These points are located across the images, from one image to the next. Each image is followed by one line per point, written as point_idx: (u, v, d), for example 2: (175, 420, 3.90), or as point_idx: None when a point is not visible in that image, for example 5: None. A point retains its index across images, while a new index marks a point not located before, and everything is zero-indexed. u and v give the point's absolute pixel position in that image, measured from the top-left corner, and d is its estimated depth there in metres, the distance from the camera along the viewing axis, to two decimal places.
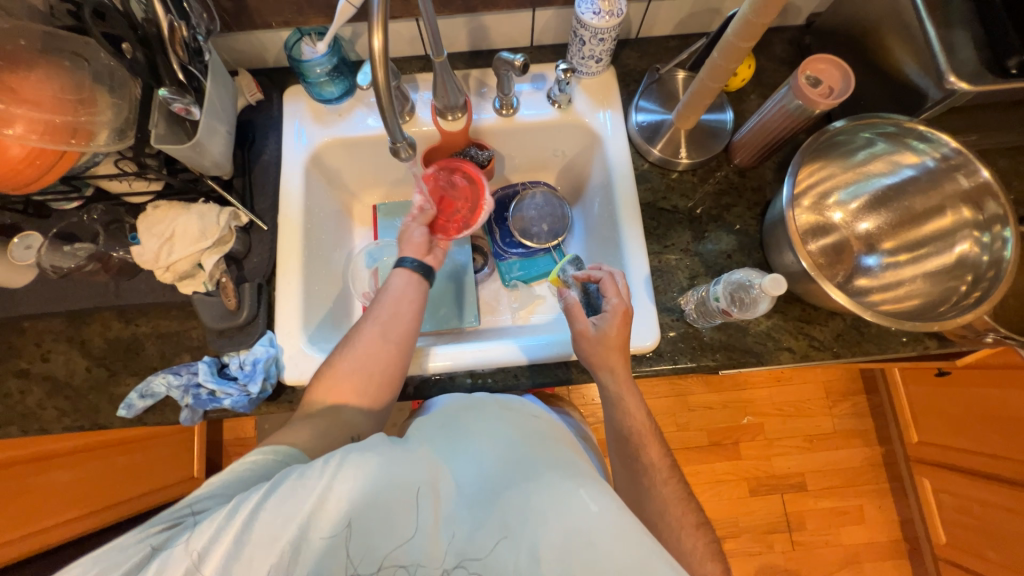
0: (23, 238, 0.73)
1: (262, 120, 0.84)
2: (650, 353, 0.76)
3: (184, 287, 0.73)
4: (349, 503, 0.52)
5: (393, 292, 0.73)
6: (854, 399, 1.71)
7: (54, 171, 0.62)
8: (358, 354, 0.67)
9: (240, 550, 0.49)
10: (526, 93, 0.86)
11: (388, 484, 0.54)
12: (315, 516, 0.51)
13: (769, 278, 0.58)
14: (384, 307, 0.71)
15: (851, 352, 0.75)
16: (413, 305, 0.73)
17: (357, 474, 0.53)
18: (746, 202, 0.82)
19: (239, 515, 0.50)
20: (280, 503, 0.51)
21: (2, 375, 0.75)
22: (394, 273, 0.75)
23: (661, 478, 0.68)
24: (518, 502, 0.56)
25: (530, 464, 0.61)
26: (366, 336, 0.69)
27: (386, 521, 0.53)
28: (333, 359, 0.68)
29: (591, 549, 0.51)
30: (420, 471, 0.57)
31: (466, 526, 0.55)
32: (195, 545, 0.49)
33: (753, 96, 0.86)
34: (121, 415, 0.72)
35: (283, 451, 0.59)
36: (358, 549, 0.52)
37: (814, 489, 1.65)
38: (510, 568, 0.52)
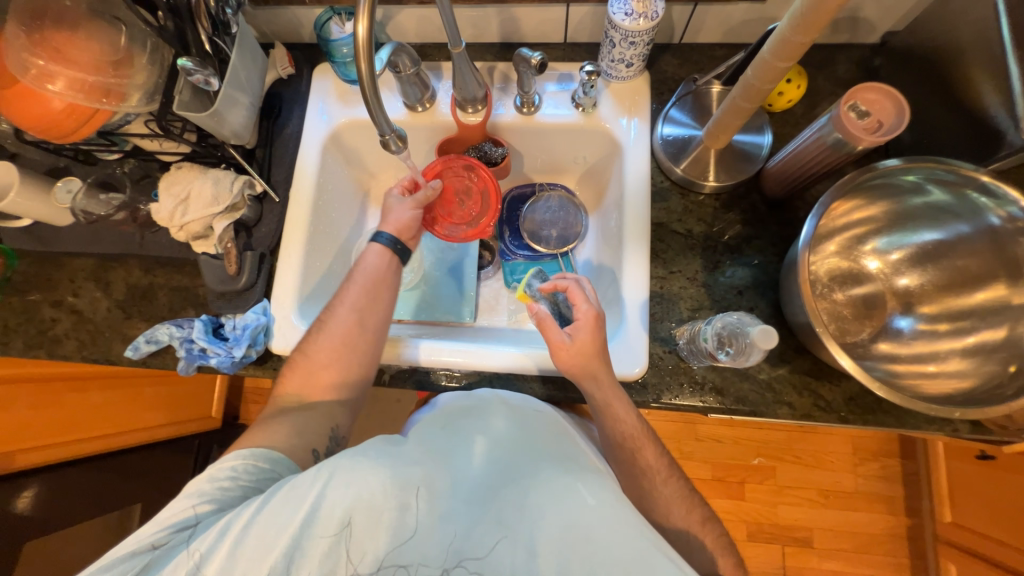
0: (64, 184, 0.79)
1: (290, 94, 0.87)
2: (634, 383, 0.72)
3: (198, 247, 0.77)
4: (345, 501, 0.53)
5: (368, 269, 0.74)
6: (885, 461, 1.56)
7: (90, 123, 0.67)
8: (330, 344, 0.70)
9: (241, 553, 0.52)
10: (550, 91, 0.83)
11: (384, 485, 0.54)
12: (313, 516, 0.52)
13: (760, 330, 0.52)
14: (356, 288, 0.73)
15: (862, 420, 0.67)
16: (386, 284, 0.75)
17: (348, 477, 0.54)
18: (771, 236, 0.74)
19: (228, 530, 0.53)
20: (276, 509, 0.53)
21: (40, 303, 0.83)
22: (368, 248, 0.76)
23: (661, 478, 0.69)
24: (517, 498, 0.58)
25: (528, 464, 0.63)
26: (339, 323, 0.71)
27: (384, 523, 0.53)
28: (305, 348, 0.71)
29: (589, 543, 0.52)
30: (416, 469, 0.57)
31: (463, 521, 0.55)
32: (195, 554, 0.53)
33: (802, 120, 0.78)
34: (128, 356, 0.78)
35: (260, 453, 0.63)
36: (358, 549, 0.52)
37: (821, 548, 1.53)
38: (509, 561, 0.53)
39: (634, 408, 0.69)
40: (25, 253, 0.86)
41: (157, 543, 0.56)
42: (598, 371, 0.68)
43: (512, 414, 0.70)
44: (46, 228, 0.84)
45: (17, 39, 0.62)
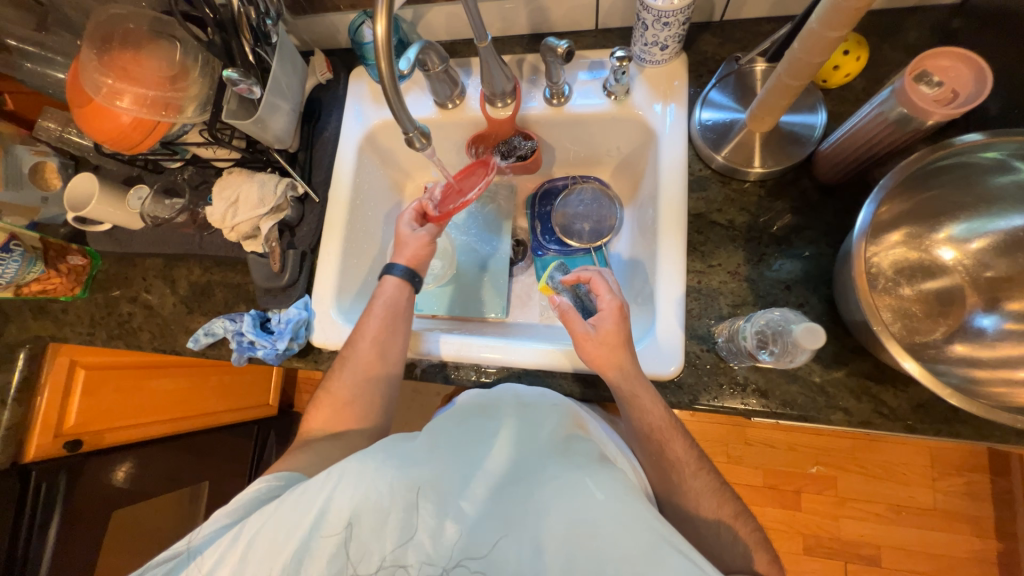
0: (137, 190, 0.89)
1: (328, 98, 0.90)
2: (669, 383, 0.69)
3: (248, 246, 0.82)
4: (352, 502, 0.57)
5: (386, 302, 0.77)
6: (971, 476, 1.39)
7: (153, 136, 0.73)
8: (350, 376, 0.74)
9: (253, 554, 0.56)
10: (580, 81, 0.80)
11: (392, 488, 0.58)
12: (323, 517, 0.57)
13: (803, 328, 0.48)
14: (374, 320, 0.75)
15: (932, 430, 0.60)
16: (404, 314, 0.77)
17: (357, 478, 0.58)
18: (825, 225, 0.68)
19: (242, 533, 0.57)
20: (290, 511, 0.58)
21: (119, 298, 0.93)
22: (383, 282, 0.79)
23: (690, 471, 0.66)
24: (523, 497, 0.61)
25: (533, 464, 0.64)
26: (360, 355, 0.74)
27: (387, 524, 0.57)
28: (330, 380, 0.76)
29: (594, 536, 0.54)
30: (421, 471, 0.60)
31: (471, 517, 0.58)
32: (210, 559, 0.57)
33: (863, 95, 0.70)
34: (190, 347, 0.86)
35: (286, 476, 0.66)
36: (360, 548, 0.57)
37: (890, 568, 1.39)
38: (514, 558, 0.56)
39: (662, 400, 0.67)
40: (106, 253, 0.96)
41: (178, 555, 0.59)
42: (621, 359, 0.66)
43: (520, 412, 0.69)
44: (123, 231, 0.94)
45: (91, 62, 0.69)
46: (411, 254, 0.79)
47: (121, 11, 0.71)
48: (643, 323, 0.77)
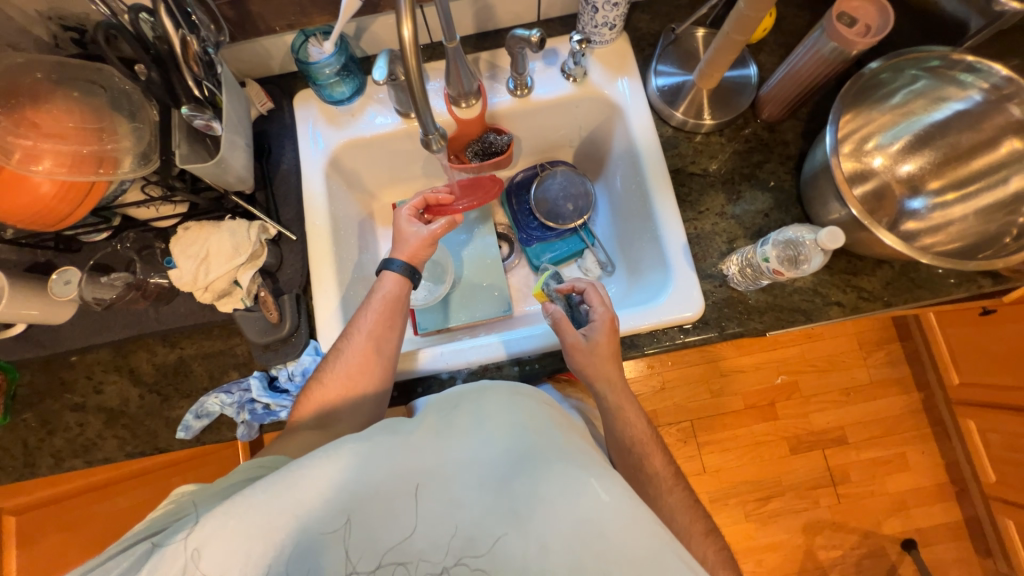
0: (61, 274, 0.73)
1: (276, 128, 0.84)
2: (694, 323, 0.75)
3: (224, 305, 0.73)
4: (343, 489, 0.46)
5: (384, 296, 0.73)
6: (889, 346, 1.68)
7: (86, 202, 0.62)
8: (347, 366, 0.69)
9: (235, 547, 0.44)
10: (539, 70, 0.84)
11: (388, 472, 0.47)
12: (314, 511, 0.46)
13: (825, 232, 0.60)
14: (369, 313, 0.72)
15: (901, 300, 0.74)
16: (401, 311, 0.74)
17: (340, 456, 0.48)
18: (779, 157, 0.79)
19: (232, 511, 0.45)
20: (274, 492, 0.46)
21: (60, 411, 0.76)
22: (382, 276, 0.76)
23: (667, 487, 0.66)
24: (525, 488, 0.46)
25: (541, 438, 0.50)
26: (354, 347, 0.69)
27: (381, 516, 0.46)
28: (323, 374, 0.69)
29: (601, 539, 0.44)
30: (417, 457, 0.48)
31: (472, 510, 0.46)
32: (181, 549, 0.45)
33: (775, 46, 0.83)
34: (180, 438, 0.73)
35: (267, 459, 0.60)
36: (351, 548, 0.45)
37: (855, 441, 1.64)
38: (519, 556, 0.44)
39: (644, 413, 0.71)
40: (25, 362, 0.78)
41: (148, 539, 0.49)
42: (609, 372, 0.69)
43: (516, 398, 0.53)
44: (44, 330, 0.77)
45: None
46: (410, 251, 0.77)
47: (12, 60, 0.59)
48: (652, 280, 0.82)
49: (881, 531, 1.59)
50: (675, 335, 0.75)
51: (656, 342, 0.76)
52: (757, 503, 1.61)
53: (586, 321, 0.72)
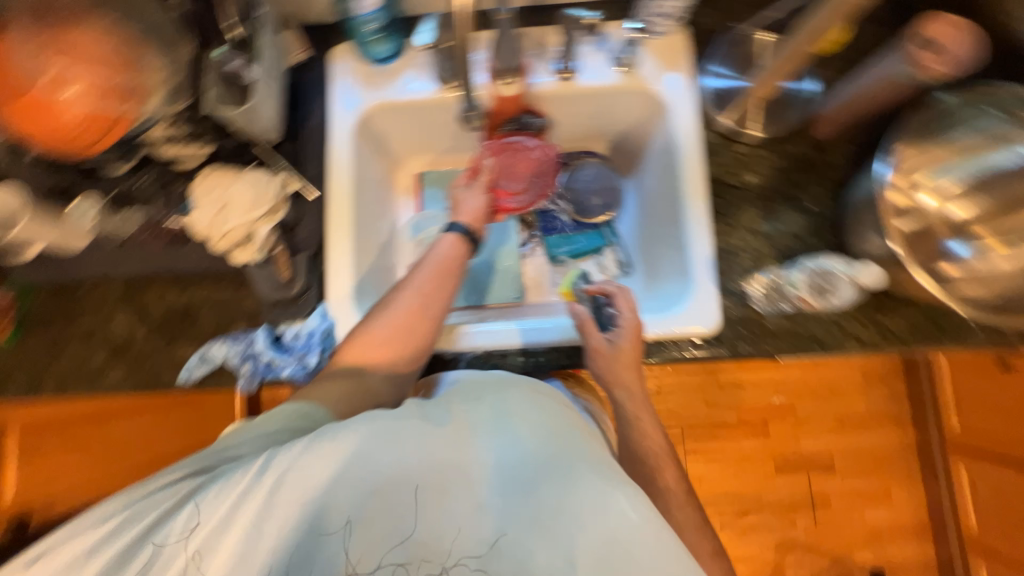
0: (79, 204, 0.71)
1: (309, 81, 0.81)
2: (707, 338, 0.73)
3: (238, 256, 0.71)
4: (380, 472, 0.48)
5: (438, 258, 0.71)
6: (893, 383, 1.66)
7: (108, 136, 0.59)
8: (393, 319, 0.66)
9: (273, 513, 0.47)
10: (587, 54, 0.80)
11: (423, 461, 0.49)
12: (352, 490, 0.48)
13: (867, 270, 0.67)
14: (423, 273, 0.69)
15: (923, 344, 0.72)
16: (455, 277, 0.71)
17: (376, 438, 0.49)
18: (822, 179, 0.76)
19: (272, 471, 0.47)
20: (312, 465, 0.47)
21: (67, 337, 0.77)
22: (441, 237, 0.74)
23: (678, 503, 0.64)
24: (553, 495, 0.48)
25: (565, 449, 0.51)
26: (402, 302, 0.67)
27: (416, 502, 0.49)
28: (370, 324, 0.66)
29: (625, 556, 0.45)
30: (450, 449, 0.50)
31: (500, 507, 0.49)
32: (223, 501, 0.47)
33: (838, 61, 0.79)
34: (182, 380, 0.74)
35: (311, 409, 0.59)
36: (384, 530, 0.48)
37: (841, 470, 1.64)
38: (542, 561, 0.46)
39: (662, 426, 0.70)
40: (37, 285, 0.78)
41: (188, 479, 0.50)
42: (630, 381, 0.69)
43: (539, 401, 0.55)
44: (58, 255, 0.77)
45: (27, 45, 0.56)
46: (471, 217, 0.76)
47: None
48: (670, 289, 0.80)
49: (852, 559, 1.61)
50: (685, 348, 0.73)
51: (662, 352, 0.73)
52: (733, 516, 1.63)
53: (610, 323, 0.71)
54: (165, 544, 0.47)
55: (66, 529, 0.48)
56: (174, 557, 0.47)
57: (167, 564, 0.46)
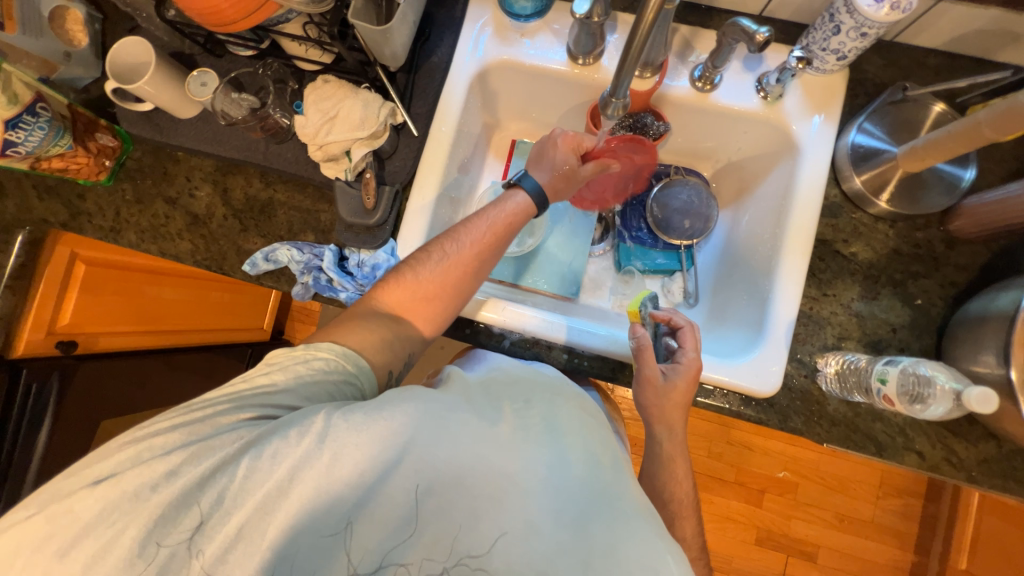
0: (200, 74, 0.74)
1: (443, 16, 0.79)
2: (761, 399, 0.69)
3: (328, 169, 0.73)
4: (432, 464, 0.46)
5: (504, 217, 0.68)
6: (908, 499, 1.57)
7: (249, 18, 0.60)
8: (445, 274, 0.63)
9: (330, 485, 0.45)
10: (733, 71, 0.75)
11: (472, 464, 0.47)
12: (398, 474, 0.46)
13: (978, 391, 0.53)
14: (486, 228, 0.66)
15: (988, 483, 0.66)
16: (511, 238, 0.69)
17: (427, 420, 0.47)
18: (941, 277, 0.70)
19: (327, 440, 0.46)
20: (366, 440, 0.46)
21: (154, 197, 0.80)
22: (513, 188, 0.71)
23: None
24: (601, 537, 0.45)
25: (614, 485, 0.49)
26: (457, 254, 0.64)
27: (459, 508, 0.46)
28: (414, 266, 0.63)
29: None
30: (500, 459, 0.47)
31: (546, 539, 0.45)
32: (283, 461, 0.45)
33: (1007, 155, 0.70)
34: (244, 270, 0.76)
35: (343, 356, 0.56)
36: (426, 526, 0.46)
37: (823, 565, 1.58)
38: None
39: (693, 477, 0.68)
40: (140, 140, 0.81)
41: (243, 426, 0.48)
42: (675, 423, 0.66)
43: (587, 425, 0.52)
44: (165, 117, 0.79)
45: None
46: (549, 179, 0.72)
47: None
48: (735, 339, 0.76)
49: None
50: (734, 401, 0.70)
51: (706, 397, 0.70)
52: None
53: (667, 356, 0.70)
54: (228, 492, 0.45)
55: (127, 457, 0.46)
56: (235, 507, 0.45)
57: (229, 513, 0.45)
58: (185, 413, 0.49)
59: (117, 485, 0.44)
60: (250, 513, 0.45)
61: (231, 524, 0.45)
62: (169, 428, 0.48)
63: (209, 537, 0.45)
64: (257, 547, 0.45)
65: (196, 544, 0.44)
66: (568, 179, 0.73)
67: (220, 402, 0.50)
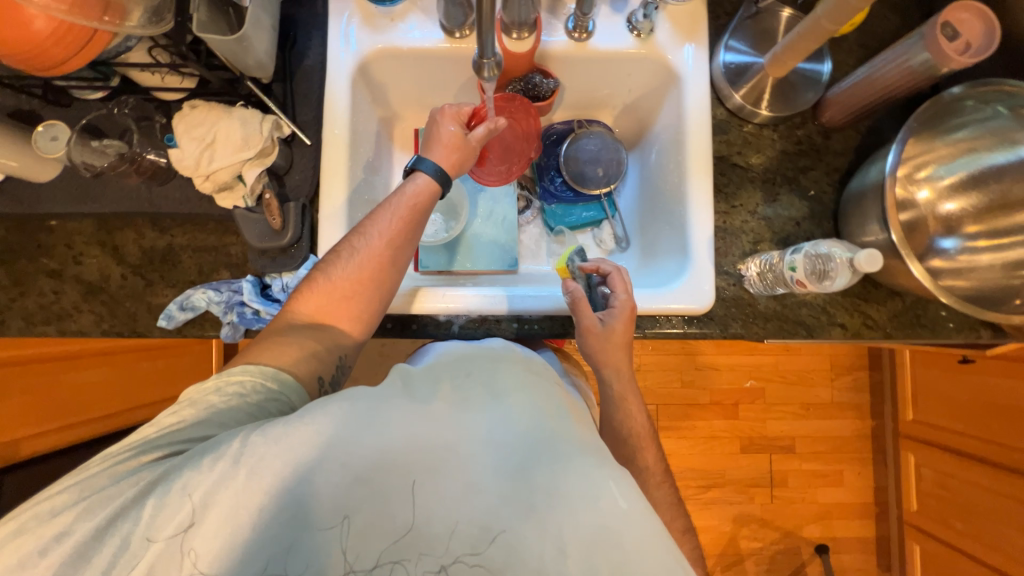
0: (48, 128, 0.67)
1: (306, 17, 0.76)
2: (700, 316, 0.74)
3: (223, 200, 0.69)
4: (363, 456, 0.46)
5: (408, 201, 0.68)
6: (856, 374, 1.74)
7: (83, 53, 0.55)
8: (360, 270, 0.64)
9: (252, 501, 0.44)
10: (604, 15, 0.77)
11: (406, 444, 0.47)
12: (330, 474, 0.45)
13: (864, 254, 0.59)
14: (391, 216, 0.66)
15: (902, 335, 0.74)
16: (421, 222, 0.68)
17: (355, 415, 0.47)
18: (825, 166, 0.76)
19: (244, 458, 0.45)
20: (289, 449, 0.45)
21: (34, 275, 0.72)
22: (412, 173, 0.70)
23: (653, 481, 0.68)
24: (542, 480, 0.46)
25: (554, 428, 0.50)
26: (367, 248, 0.64)
27: (398, 491, 0.46)
28: (327, 270, 0.64)
29: (614, 544, 0.44)
30: (435, 432, 0.47)
31: (490, 495, 0.46)
32: (194, 490, 0.45)
33: (854, 45, 0.77)
34: (161, 326, 0.70)
35: (264, 375, 0.56)
36: (367, 519, 0.45)
37: (801, 453, 1.73)
38: (535, 553, 0.44)
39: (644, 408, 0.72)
40: (0, 217, 0.72)
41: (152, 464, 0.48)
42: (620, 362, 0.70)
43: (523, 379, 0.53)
44: (23, 184, 0.71)
45: None
46: (447, 156, 0.71)
47: None
48: (666, 269, 0.80)
49: (801, 533, 1.72)
50: (678, 324, 0.74)
51: (655, 326, 0.74)
52: (699, 491, 1.71)
53: (603, 305, 0.73)
54: (137, 534, 0.44)
55: (31, 514, 0.46)
56: (147, 547, 0.44)
57: (141, 554, 0.44)
58: (91, 463, 0.49)
59: (25, 544, 0.44)
60: (165, 549, 0.44)
61: (143, 565, 0.44)
62: (74, 481, 0.48)
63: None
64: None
65: None
66: (465, 152, 0.73)
67: (128, 445, 0.50)
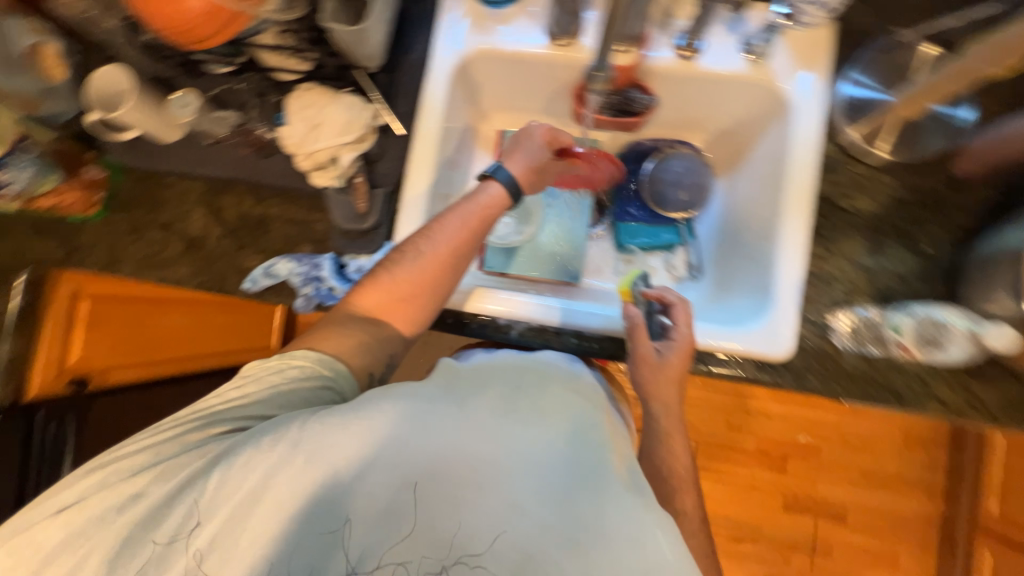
0: (181, 96, 0.74)
1: (419, 13, 0.79)
2: (775, 364, 0.68)
3: (318, 178, 0.72)
4: (411, 459, 0.46)
5: (478, 209, 0.68)
6: (931, 450, 1.57)
7: (223, 33, 0.60)
8: (422, 272, 0.64)
9: (305, 487, 0.47)
10: (716, 35, 0.74)
11: (453, 452, 0.46)
12: (379, 471, 0.46)
13: (994, 329, 0.58)
14: (458, 223, 0.66)
15: (1014, 424, 0.65)
16: (488, 230, 0.69)
17: (408, 415, 0.48)
18: (946, 221, 0.69)
19: (301, 444, 0.48)
20: (341, 439, 0.47)
21: (146, 225, 0.79)
22: (485, 180, 0.70)
23: (690, 527, 0.64)
24: (586, 510, 0.45)
25: (601, 458, 0.48)
26: (431, 251, 0.65)
27: (441, 498, 0.46)
28: (390, 266, 0.64)
29: None
30: (483, 446, 0.46)
31: (533, 519, 0.45)
32: (253, 468, 0.48)
33: (1001, 92, 0.69)
34: (245, 289, 0.75)
35: (321, 362, 0.59)
36: (410, 520, 0.46)
37: (853, 525, 1.58)
38: None
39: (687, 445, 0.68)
40: (128, 169, 0.80)
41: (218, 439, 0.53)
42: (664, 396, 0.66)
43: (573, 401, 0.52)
44: (151, 143, 0.79)
45: None
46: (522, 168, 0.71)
47: None
48: (742, 307, 0.76)
49: None
50: (749, 368, 0.68)
51: (721, 366, 0.69)
52: (731, 543, 1.59)
53: (659, 333, 0.69)
54: (200, 502, 0.48)
55: (115, 472, 0.51)
56: (211, 516, 0.48)
57: (205, 521, 0.48)
58: (164, 432, 0.54)
59: (105, 499, 0.50)
60: (225, 519, 0.47)
61: (207, 533, 0.47)
62: (150, 446, 0.53)
63: (187, 546, 0.48)
64: (240, 554, 0.47)
65: (177, 549, 0.48)
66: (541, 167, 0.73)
67: (196, 420, 0.55)
